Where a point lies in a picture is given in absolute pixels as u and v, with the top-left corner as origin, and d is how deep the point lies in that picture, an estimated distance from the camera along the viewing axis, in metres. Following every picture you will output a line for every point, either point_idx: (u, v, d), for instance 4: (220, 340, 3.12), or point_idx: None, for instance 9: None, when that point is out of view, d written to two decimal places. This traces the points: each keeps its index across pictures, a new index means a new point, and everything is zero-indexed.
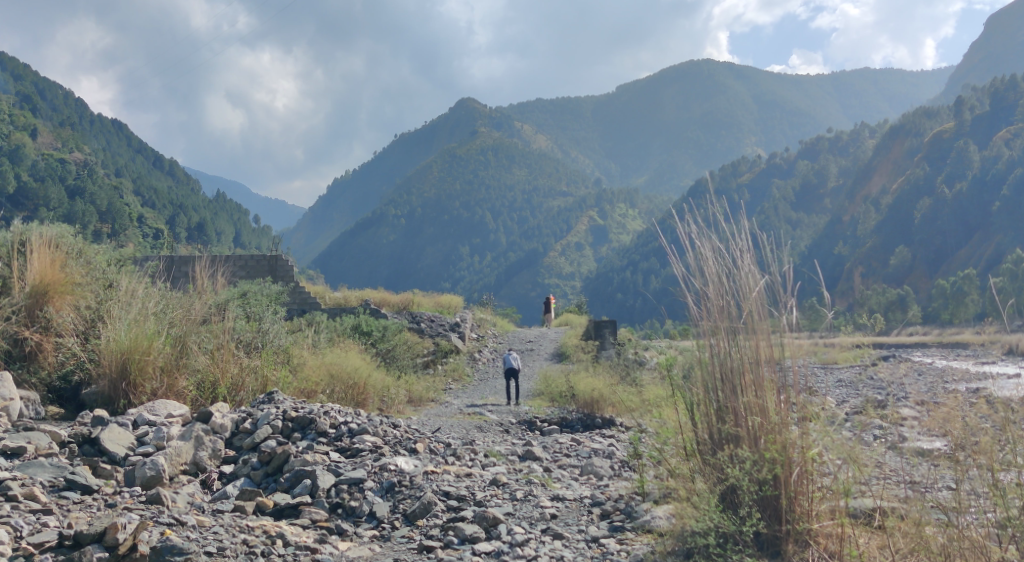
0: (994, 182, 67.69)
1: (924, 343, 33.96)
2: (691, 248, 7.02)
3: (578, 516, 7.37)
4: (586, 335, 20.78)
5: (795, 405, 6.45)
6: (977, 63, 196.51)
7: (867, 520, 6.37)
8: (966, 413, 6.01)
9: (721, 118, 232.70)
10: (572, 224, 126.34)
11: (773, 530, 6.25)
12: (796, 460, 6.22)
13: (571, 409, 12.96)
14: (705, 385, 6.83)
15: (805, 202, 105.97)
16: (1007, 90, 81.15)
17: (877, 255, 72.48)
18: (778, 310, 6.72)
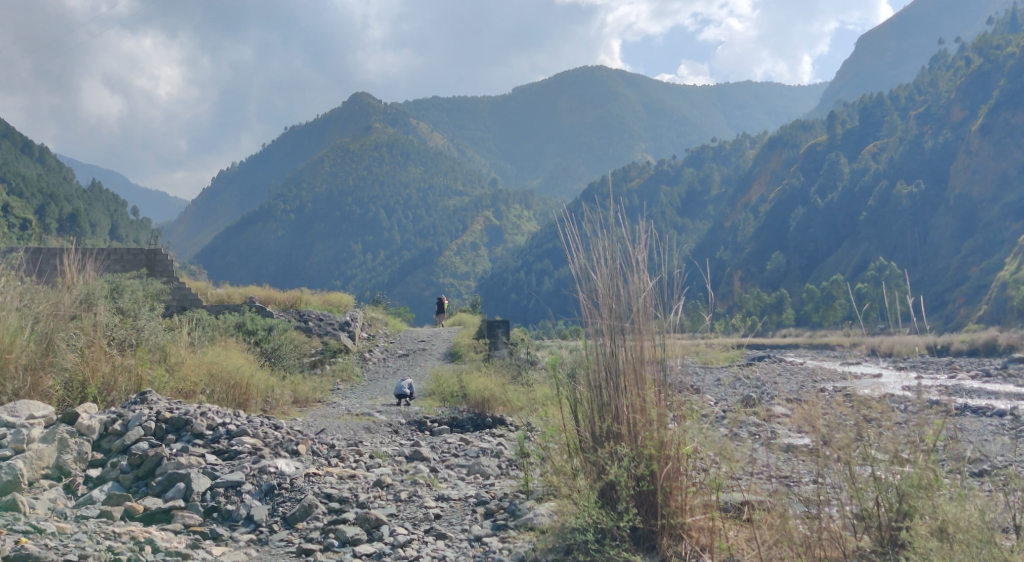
0: (862, 193, 71.84)
1: (794, 343, 36.11)
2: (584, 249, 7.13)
3: (462, 515, 7.39)
4: (477, 335, 20.81)
5: (671, 404, 6.67)
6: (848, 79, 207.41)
7: (736, 513, 6.70)
8: (829, 412, 6.27)
9: (613, 123, 237.41)
10: (466, 224, 126.51)
11: (648, 525, 6.45)
12: (672, 456, 6.45)
13: (462, 409, 12.94)
14: (589, 385, 6.98)
15: (691, 209, 109.84)
16: (875, 107, 86.27)
17: (755, 260, 76.08)
18: (661, 312, 6.95)
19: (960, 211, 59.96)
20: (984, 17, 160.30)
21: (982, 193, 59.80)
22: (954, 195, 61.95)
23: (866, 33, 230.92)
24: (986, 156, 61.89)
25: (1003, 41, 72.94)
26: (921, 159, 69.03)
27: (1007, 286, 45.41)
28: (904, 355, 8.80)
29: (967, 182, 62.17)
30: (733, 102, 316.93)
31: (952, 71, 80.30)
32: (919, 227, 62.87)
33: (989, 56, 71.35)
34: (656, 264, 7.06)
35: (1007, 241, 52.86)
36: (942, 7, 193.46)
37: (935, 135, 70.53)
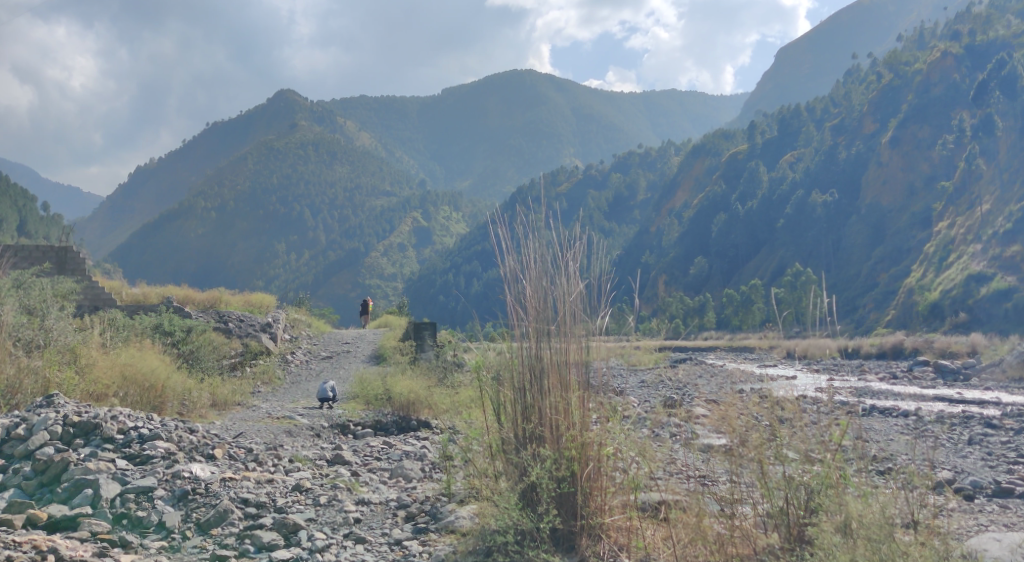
0: (780, 201, 74.11)
1: (715, 346, 37.02)
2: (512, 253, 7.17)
3: (382, 518, 7.34)
4: (403, 337, 20.70)
5: (593, 406, 6.78)
6: (769, 88, 213.47)
7: (654, 513, 6.86)
8: (744, 412, 6.49)
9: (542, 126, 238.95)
10: (394, 224, 125.67)
11: (567, 526, 6.53)
12: (593, 457, 6.54)
13: (387, 412, 12.82)
14: (513, 387, 7.03)
15: (617, 213, 111.52)
16: (792, 117, 89.11)
17: (679, 264, 77.88)
18: (587, 315, 7.04)
19: (871, 220, 62.39)
20: (895, 35, 167.41)
21: (891, 202, 62.11)
22: (865, 204, 64.15)
23: (786, 46, 238.28)
24: (894, 167, 64.24)
25: (912, 58, 76.03)
26: (836, 169, 71.23)
27: (914, 292, 47.47)
28: (819, 358, 9.15)
29: (877, 192, 64.29)
30: (659, 108, 322.92)
31: (864, 84, 83.35)
32: (833, 235, 64.98)
33: (899, 71, 74.22)
34: (583, 267, 7.17)
35: (914, 249, 55.20)
36: (856, 23, 200.79)
37: (849, 146, 72.85)
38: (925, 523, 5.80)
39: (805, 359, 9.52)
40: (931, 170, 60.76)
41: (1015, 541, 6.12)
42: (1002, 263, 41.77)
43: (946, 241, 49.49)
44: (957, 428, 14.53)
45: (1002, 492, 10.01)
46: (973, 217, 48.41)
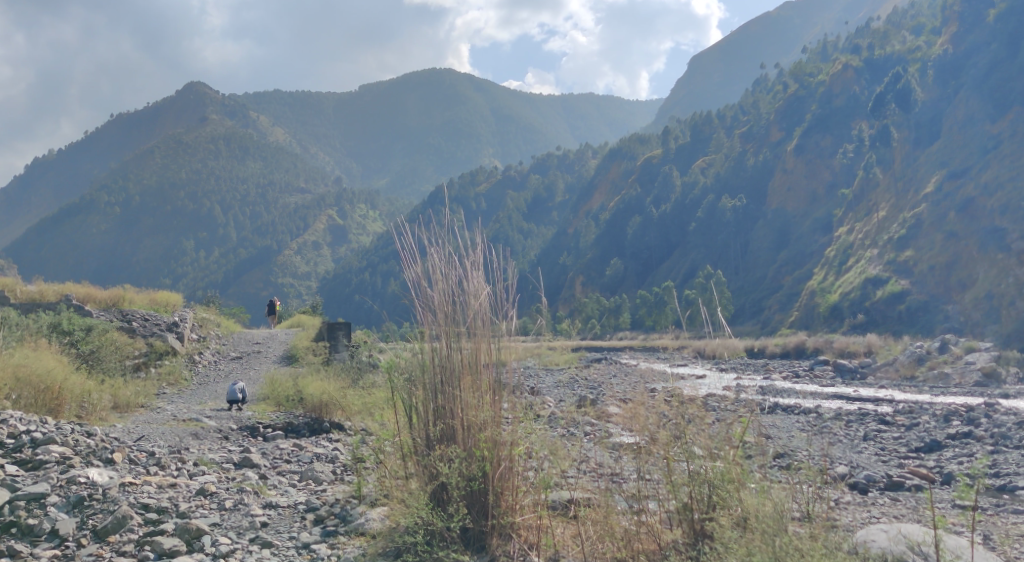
0: (693, 204, 76.01)
1: (629, 346, 37.75)
2: (420, 257, 7.19)
3: (289, 523, 7.21)
4: (317, 337, 20.35)
5: (505, 406, 6.85)
6: (683, 94, 218.61)
7: (563, 511, 7.00)
8: (652, 414, 6.69)
9: (461, 126, 238.58)
10: (308, 222, 123.31)
11: (478, 525, 6.55)
12: (504, 457, 6.59)
13: (298, 414, 12.62)
14: (425, 388, 7.01)
15: (535, 214, 112.42)
16: (704, 125, 91.48)
17: (595, 266, 79.30)
18: (493, 316, 7.12)
19: (777, 225, 64.67)
20: (801, 47, 173.27)
21: (795, 208, 64.42)
22: (771, 209, 66.36)
23: (699, 54, 243.61)
24: (798, 174, 66.51)
25: (816, 69, 78.77)
26: (744, 175, 73.47)
27: (816, 294, 49.46)
28: (723, 356, 9.48)
29: (782, 198, 66.50)
30: (577, 111, 326.58)
31: (772, 94, 86.05)
32: (740, 239, 67.21)
33: (803, 82, 77.02)
34: (491, 270, 7.26)
35: (816, 253, 57.44)
36: (766, 34, 207.37)
37: (756, 153, 75.06)
38: (818, 517, 6.04)
39: (710, 358, 9.80)
40: (832, 178, 63.21)
41: (898, 530, 6.44)
42: (896, 266, 43.70)
43: (846, 245, 51.66)
44: (855, 425, 15.23)
45: (893, 485, 10.51)
46: (870, 223, 50.58)
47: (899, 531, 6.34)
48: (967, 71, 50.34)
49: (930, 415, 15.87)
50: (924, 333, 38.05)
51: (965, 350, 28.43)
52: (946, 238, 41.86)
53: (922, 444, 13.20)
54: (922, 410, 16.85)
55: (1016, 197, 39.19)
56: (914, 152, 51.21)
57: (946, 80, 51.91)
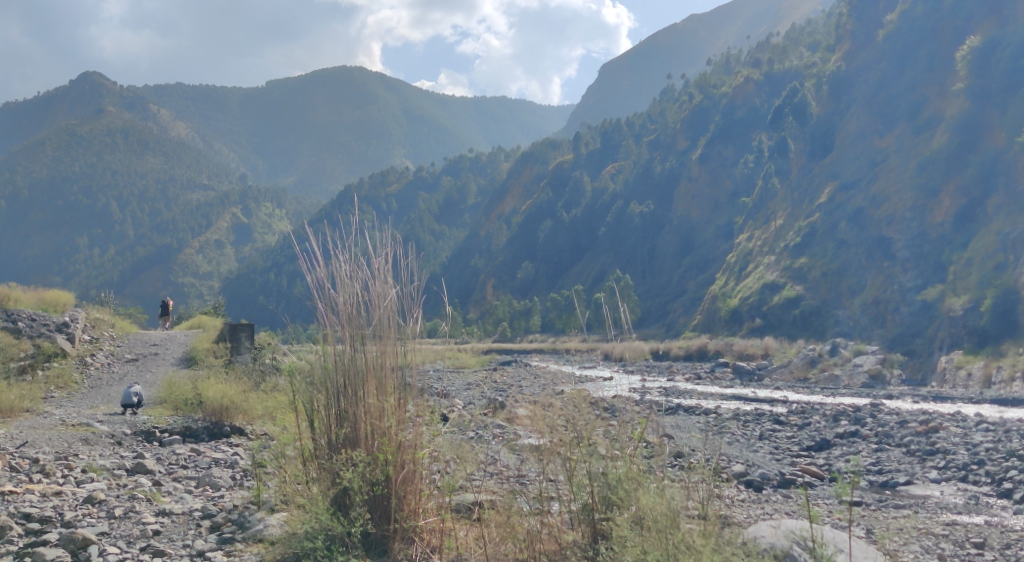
0: (603, 209, 77.34)
1: (538, 349, 38.20)
2: (325, 258, 7.10)
3: (184, 530, 7.00)
4: (219, 339, 19.77)
5: (408, 410, 6.80)
6: (593, 100, 222.08)
7: (467, 513, 7.04)
8: (558, 417, 6.79)
9: (372, 125, 236.04)
10: (211, 220, 119.78)
11: (380, 530, 6.48)
12: (408, 460, 6.57)
13: (197, 417, 12.24)
14: (327, 393, 6.92)
15: (447, 216, 112.47)
16: (613, 131, 93.16)
17: (507, 268, 80.13)
18: (403, 318, 7.10)
19: (682, 231, 66.43)
20: (705, 59, 178.96)
21: (699, 215, 66.35)
22: (676, 216, 68.21)
23: (609, 61, 248.33)
24: (702, 182, 68.46)
25: (720, 82, 81.35)
26: (651, 181, 75.19)
27: (717, 298, 51.13)
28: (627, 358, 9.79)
29: (686, 205, 68.37)
30: (489, 114, 328.32)
31: (678, 103, 88.28)
32: (648, 244, 68.81)
33: (708, 93, 79.29)
34: (400, 272, 7.22)
35: (718, 259, 59.36)
36: (674, 47, 212.90)
37: (663, 161, 76.85)
38: (711, 514, 6.25)
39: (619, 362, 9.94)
40: (734, 187, 65.42)
41: (786, 526, 6.69)
42: (792, 273, 45.55)
43: (746, 251, 53.53)
44: (753, 425, 15.78)
45: (784, 483, 10.95)
46: (768, 231, 52.63)
47: (786, 528, 6.58)
48: (858, 87, 52.38)
49: (821, 414, 16.63)
50: (817, 336, 39.76)
51: (853, 353, 29.94)
52: (838, 247, 43.87)
53: (813, 443, 13.76)
54: (814, 410, 17.60)
55: (900, 208, 41.38)
56: (810, 163, 53.39)
57: (839, 95, 53.87)
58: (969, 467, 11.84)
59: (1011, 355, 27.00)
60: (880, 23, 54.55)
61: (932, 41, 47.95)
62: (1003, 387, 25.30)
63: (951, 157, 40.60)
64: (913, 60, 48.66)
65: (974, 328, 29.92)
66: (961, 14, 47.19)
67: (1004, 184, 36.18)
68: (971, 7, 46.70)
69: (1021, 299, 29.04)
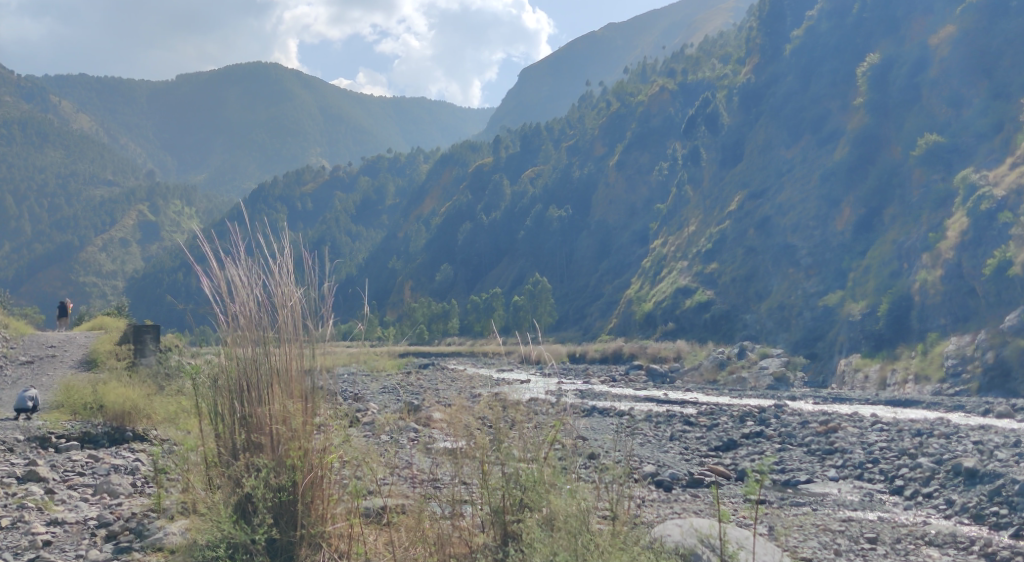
0: (521, 213, 77.77)
1: (455, 352, 38.18)
2: (224, 261, 6.90)
3: (77, 539, 6.82)
4: (121, 340, 19.06)
5: (316, 413, 6.68)
6: (512, 104, 222.75)
7: (377, 518, 6.98)
8: (472, 420, 6.80)
9: (288, 123, 231.50)
10: (117, 216, 115.33)
11: (286, 536, 6.35)
12: (315, 465, 6.46)
13: (98, 422, 11.81)
14: (231, 396, 6.76)
15: (364, 217, 111.26)
16: (532, 135, 93.70)
17: (425, 271, 79.94)
18: (309, 318, 6.98)
19: (599, 236, 67.40)
20: (622, 67, 182.57)
21: (616, 220, 67.41)
22: (594, 220, 69.19)
23: (529, 66, 249.82)
24: (619, 188, 69.57)
25: (636, 90, 82.87)
26: (569, 186, 76.06)
27: (632, 301, 52.13)
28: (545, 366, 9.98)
29: (604, 210, 69.39)
30: (407, 114, 326.56)
31: (596, 110, 89.53)
32: (566, 248, 69.59)
33: (625, 100, 80.64)
34: (304, 276, 7.08)
35: (634, 264, 60.46)
36: (593, 54, 215.53)
37: (581, 166, 77.85)
38: (620, 516, 6.38)
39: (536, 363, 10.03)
40: (649, 194, 66.74)
41: (692, 524, 6.87)
42: (703, 278, 46.78)
43: (660, 256, 54.69)
44: (663, 426, 16.13)
45: (693, 483, 11.20)
46: (681, 237, 53.94)
47: (692, 525, 6.78)
48: (767, 99, 53.88)
49: (729, 415, 17.11)
50: (727, 339, 41.00)
51: (759, 356, 31.00)
52: (747, 253, 45.25)
53: (720, 443, 14.16)
54: (721, 411, 18.10)
55: (804, 217, 43.01)
56: (721, 172, 54.93)
57: (748, 106, 55.29)
58: (865, 465, 12.39)
59: (904, 358, 28.50)
60: (787, 38, 56.41)
61: (835, 56, 49.89)
62: (897, 389, 26.66)
63: (851, 169, 42.32)
64: (818, 75, 50.53)
65: (871, 332, 31.28)
66: (862, 32, 49.23)
67: (899, 197, 37.95)
68: (870, 25, 48.76)
69: (913, 305, 30.62)
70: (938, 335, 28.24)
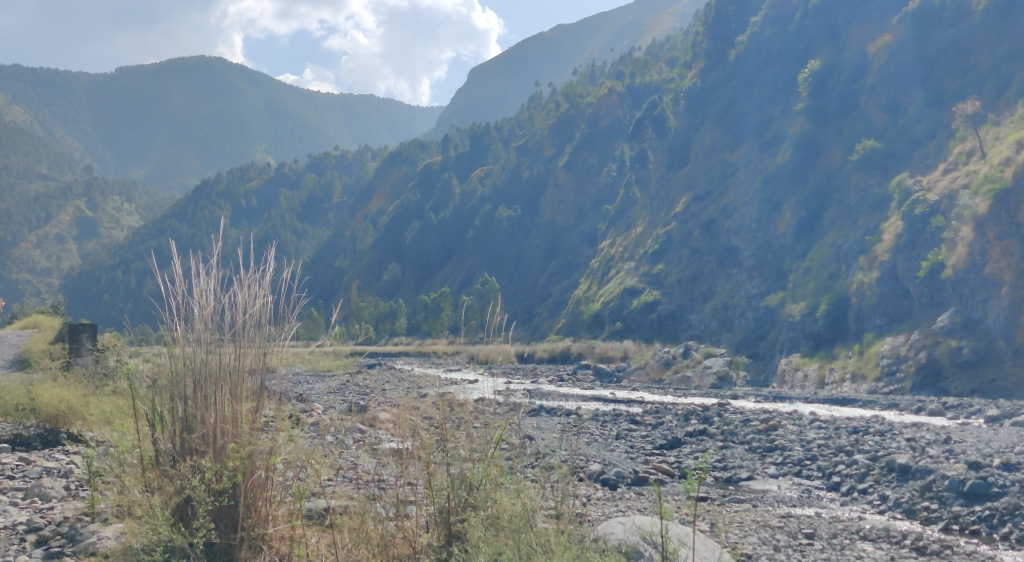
0: (470, 213, 77.68)
1: (401, 353, 38.03)
2: (184, 262, 6.78)
3: (6, 545, 6.70)
4: (54, 340, 18.51)
5: (260, 414, 6.57)
6: (461, 103, 222.24)
7: (320, 519, 6.90)
8: (419, 420, 6.77)
9: (233, 119, 227.41)
10: (52, 212, 111.95)
11: (225, 540, 6.26)
12: (260, 466, 6.38)
13: (30, 425, 11.47)
14: (172, 397, 6.61)
15: (310, 215, 109.99)
16: (481, 135, 93.62)
17: (373, 270, 79.43)
18: (268, 322, 6.94)
19: (548, 236, 67.71)
20: (571, 69, 183.73)
21: (565, 220, 67.78)
22: (543, 221, 69.46)
23: (479, 67, 249.48)
24: (567, 189, 69.91)
25: (585, 91, 83.39)
26: (518, 186, 76.22)
27: (580, 302, 52.55)
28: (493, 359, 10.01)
29: (553, 211, 69.72)
30: (355, 111, 323.45)
31: (545, 110, 89.93)
32: (515, 248, 69.68)
33: (574, 102, 81.10)
34: (266, 281, 7.02)
35: (582, 264, 60.89)
36: (542, 56, 216.07)
37: (530, 167, 78.08)
38: (565, 515, 6.41)
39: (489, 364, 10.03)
40: (597, 195, 67.24)
41: (633, 522, 6.96)
42: (650, 278, 47.30)
43: (608, 257, 55.19)
44: (610, 425, 16.30)
45: (638, 480, 11.37)
46: (629, 238, 54.51)
47: (634, 523, 6.87)
48: (712, 102, 54.69)
49: (674, 414, 17.32)
50: (672, 339, 41.57)
51: (704, 355, 31.44)
52: (692, 254, 45.85)
53: (666, 441, 14.37)
54: (667, 409, 18.34)
55: (747, 219, 43.83)
56: (667, 174, 55.40)
57: (695, 110, 56.07)
58: (804, 462, 12.67)
59: (842, 358, 29.31)
60: (732, 43, 57.34)
61: (778, 63, 50.96)
62: (835, 388, 27.38)
63: (793, 173, 43.21)
64: (761, 81, 51.52)
65: (810, 331, 32.02)
66: (803, 39, 50.29)
67: (838, 201, 38.92)
68: (810, 33, 49.89)
69: (851, 305, 31.44)
70: (874, 335, 29.03)
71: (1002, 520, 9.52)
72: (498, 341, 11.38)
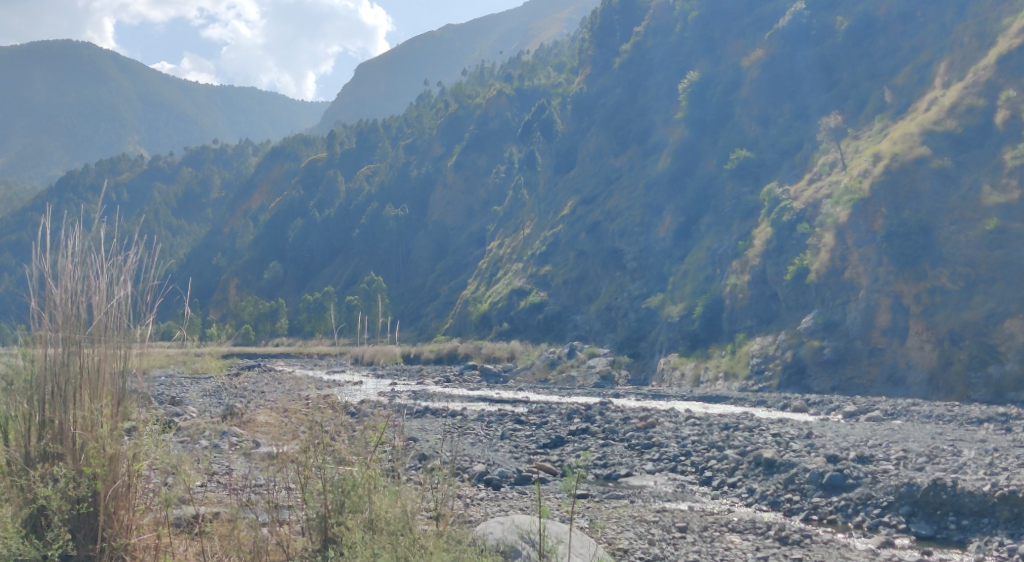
0: (356, 211, 76.45)
1: (284, 354, 37.09)
2: (46, 252, 6.38)
3: None
4: None
5: (124, 417, 6.27)
6: (348, 100, 218.56)
7: (187, 526, 6.62)
8: (298, 423, 6.59)
9: (103, 108, 215.54)
10: None
11: (84, 550, 5.92)
12: (122, 473, 6.09)
13: None
14: (29, 399, 6.24)
15: (187, 210, 105.79)
16: (367, 132, 92.36)
17: (253, 268, 77.19)
18: (136, 321, 6.61)
19: (436, 236, 67.46)
20: (460, 68, 184.24)
21: (453, 221, 67.79)
22: (431, 221, 69.23)
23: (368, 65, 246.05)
24: (455, 189, 69.85)
25: (473, 92, 83.66)
26: (406, 186, 75.64)
27: (468, 302, 52.70)
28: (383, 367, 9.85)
29: (441, 211, 69.54)
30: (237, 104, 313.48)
31: (434, 110, 89.62)
32: (402, 247, 69.14)
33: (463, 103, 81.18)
34: (132, 274, 6.69)
35: (470, 264, 61.09)
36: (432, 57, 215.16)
37: (418, 166, 77.70)
38: (443, 515, 6.38)
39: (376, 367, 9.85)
40: (485, 196, 67.55)
41: (511, 522, 7.03)
42: (537, 279, 47.93)
43: (496, 258, 55.55)
44: (495, 425, 16.39)
45: (520, 479, 11.50)
46: (517, 239, 55.09)
47: (512, 522, 6.94)
48: (597, 108, 55.91)
49: (558, 414, 17.56)
50: (558, 339, 42.23)
51: (587, 355, 31.86)
52: (578, 256, 46.68)
53: (548, 440, 14.58)
54: (551, 409, 18.57)
55: (630, 223, 44.98)
56: (554, 177, 56.32)
57: (581, 115, 57.17)
58: (679, 458, 13.11)
59: (716, 357, 30.57)
60: (616, 50, 58.77)
61: (660, 72, 52.53)
62: (710, 386, 28.53)
63: (672, 179, 44.37)
64: (643, 89, 53.04)
65: (687, 332, 33.20)
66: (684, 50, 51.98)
67: (714, 207, 40.49)
68: (691, 43, 51.57)
69: (725, 307, 32.72)
70: (745, 335, 30.38)
71: (856, 509, 10.14)
72: (386, 343, 11.25)
